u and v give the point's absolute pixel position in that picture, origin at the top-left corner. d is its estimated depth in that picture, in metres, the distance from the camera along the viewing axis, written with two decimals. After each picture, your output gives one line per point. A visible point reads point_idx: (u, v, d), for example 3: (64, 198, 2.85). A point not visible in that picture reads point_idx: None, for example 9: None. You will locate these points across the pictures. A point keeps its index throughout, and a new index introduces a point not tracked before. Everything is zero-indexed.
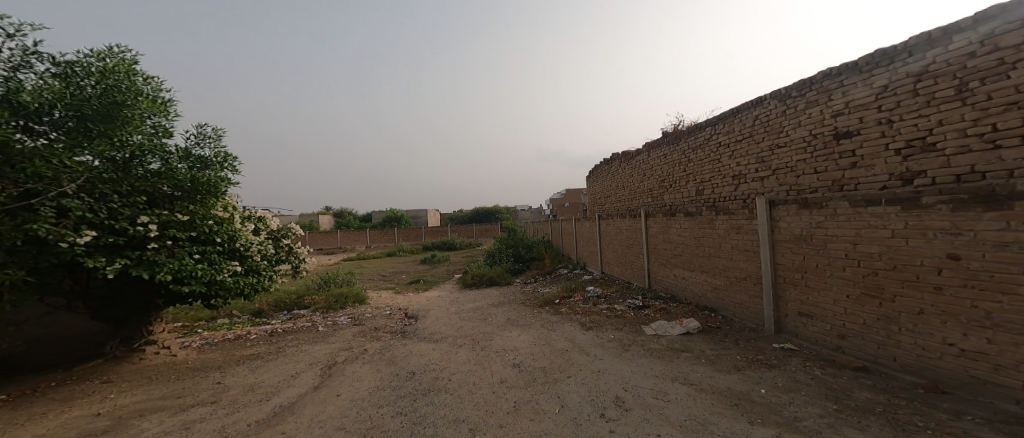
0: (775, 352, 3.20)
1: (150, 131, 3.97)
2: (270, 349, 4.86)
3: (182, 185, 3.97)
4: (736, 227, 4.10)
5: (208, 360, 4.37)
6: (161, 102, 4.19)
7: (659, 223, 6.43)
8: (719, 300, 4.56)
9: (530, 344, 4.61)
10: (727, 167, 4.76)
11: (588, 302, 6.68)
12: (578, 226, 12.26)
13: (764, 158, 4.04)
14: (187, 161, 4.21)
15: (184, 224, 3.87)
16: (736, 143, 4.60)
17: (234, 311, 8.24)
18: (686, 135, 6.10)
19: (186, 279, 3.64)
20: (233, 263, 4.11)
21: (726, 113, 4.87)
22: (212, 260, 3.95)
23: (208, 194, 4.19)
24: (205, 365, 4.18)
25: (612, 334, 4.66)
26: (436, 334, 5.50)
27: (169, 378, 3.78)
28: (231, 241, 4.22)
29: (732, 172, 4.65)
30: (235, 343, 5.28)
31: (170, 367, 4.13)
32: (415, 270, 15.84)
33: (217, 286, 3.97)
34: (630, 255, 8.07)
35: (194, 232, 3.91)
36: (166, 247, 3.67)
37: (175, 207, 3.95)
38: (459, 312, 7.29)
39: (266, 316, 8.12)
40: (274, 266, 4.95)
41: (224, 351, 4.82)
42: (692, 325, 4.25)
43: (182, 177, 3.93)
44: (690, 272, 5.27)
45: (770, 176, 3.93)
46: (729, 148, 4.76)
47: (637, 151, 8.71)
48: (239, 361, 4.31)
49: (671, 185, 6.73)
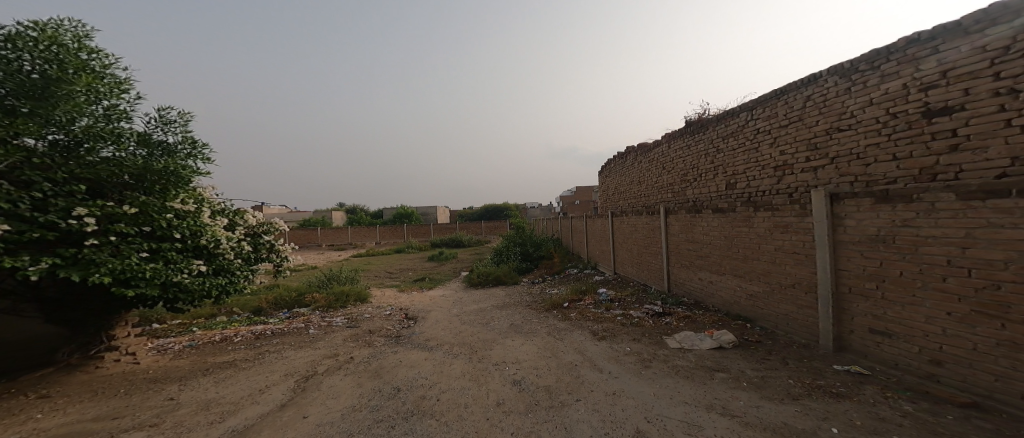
0: (838, 376, 2.58)
1: (100, 113, 3.46)
2: (249, 355, 4.40)
3: (135, 174, 3.48)
4: (783, 225, 3.47)
5: (174, 368, 3.93)
6: (115, 81, 3.65)
7: (681, 221, 5.80)
8: (756, 308, 3.93)
9: (536, 356, 4.05)
10: (767, 157, 4.17)
11: (600, 307, 6.09)
12: (589, 223, 11.63)
13: (818, 145, 3.44)
14: (144, 147, 3.74)
15: (136, 217, 3.34)
16: (779, 129, 4.00)
17: (234, 309, 7.87)
18: (715, 122, 5.48)
19: (133, 281, 3.11)
20: (197, 262, 3.61)
21: (767, 96, 4.25)
22: (168, 258, 3.44)
23: (168, 184, 3.70)
24: (166, 375, 3.73)
25: (631, 346, 4.07)
26: (432, 341, 4.96)
27: (115, 392, 3.31)
28: (195, 237, 3.75)
29: (774, 162, 4.04)
30: (214, 347, 4.83)
31: (135, 376, 3.69)
32: (421, 267, 15.43)
33: (175, 288, 3.43)
34: (646, 255, 7.47)
35: (148, 226, 3.39)
36: (111, 244, 3.15)
37: (126, 197, 3.45)
38: (461, 314, 6.78)
39: (265, 314, 7.73)
40: (250, 265, 4.52)
41: (197, 357, 4.37)
42: (726, 338, 3.61)
43: (135, 163, 3.43)
44: (719, 276, 4.64)
45: (827, 166, 3.33)
46: (770, 135, 4.15)
47: (655, 143, 8.10)
48: (207, 370, 3.85)
49: (695, 179, 6.13)
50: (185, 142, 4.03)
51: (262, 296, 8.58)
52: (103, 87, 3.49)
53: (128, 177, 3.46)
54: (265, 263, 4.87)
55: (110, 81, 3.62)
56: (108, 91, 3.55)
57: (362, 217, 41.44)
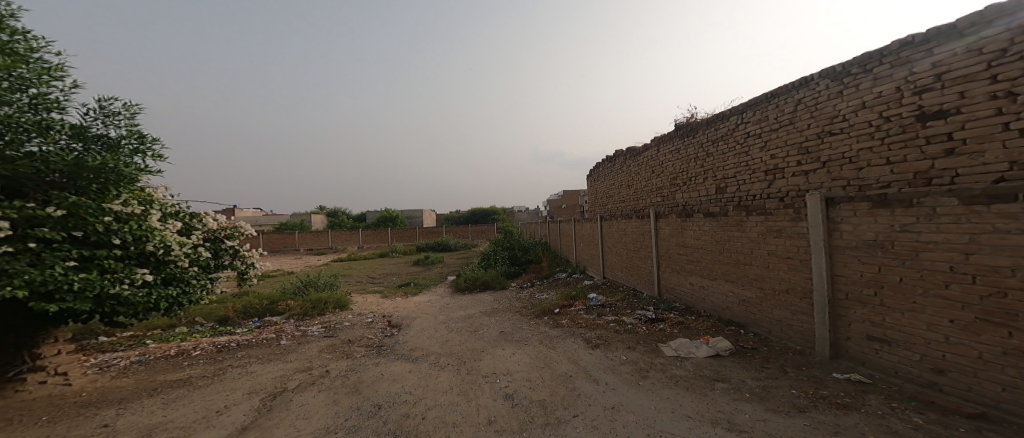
0: (838, 385, 2.52)
1: (25, 102, 3.32)
2: (207, 372, 4.20)
3: (65, 170, 3.34)
4: (776, 230, 3.42)
5: (112, 389, 3.78)
6: (44, 66, 3.48)
7: (672, 225, 5.78)
8: (749, 314, 3.89)
9: (530, 367, 3.92)
10: (758, 161, 4.15)
11: (591, 313, 5.99)
12: (578, 227, 11.56)
13: (808, 149, 3.42)
14: (78, 140, 3.60)
15: (64, 221, 3.20)
16: (769, 133, 3.99)
17: (198, 318, 7.49)
18: (705, 126, 5.47)
19: (60, 294, 3.01)
20: (139, 272, 3.55)
21: (758, 100, 4.24)
22: (104, 266, 3.34)
23: (108, 182, 3.59)
24: (101, 398, 3.58)
25: (627, 355, 4.01)
26: (417, 352, 4.77)
27: (34, 420, 3.11)
28: (138, 243, 3.65)
29: (765, 166, 4.02)
30: (162, 363, 4.59)
31: (61, 401, 3.53)
32: (407, 272, 15.10)
33: (113, 301, 3.39)
34: (636, 259, 7.42)
35: (79, 231, 3.24)
36: (31, 251, 2.97)
37: (51, 197, 3.23)
38: (447, 322, 6.59)
39: (232, 324, 7.37)
40: (207, 273, 4.52)
41: (137, 375, 4.20)
42: (722, 345, 3.55)
43: (63, 159, 3.29)
44: (711, 281, 4.59)
45: (817, 169, 3.31)
46: (761, 138, 4.14)
47: (645, 147, 8.10)
48: (154, 390, 3.71)
49: (684, 183, 6.11)
50: (128, 135, 3.91)
51: (230, 304, 8.21)
52: (29, 74, 3.33)
53: (58, 176, 3.34)
54: (229, 269, 4.98)
55: (40, 67, 3.46)
56: (36, 78, 3.40)
57: (345, 220, 40.55)
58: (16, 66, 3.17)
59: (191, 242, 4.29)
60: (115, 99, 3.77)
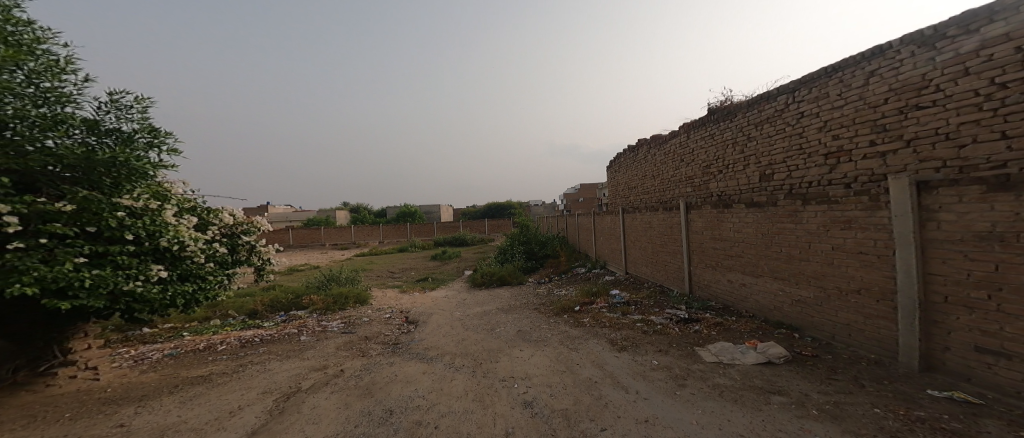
0: (939, 405, 2.09)
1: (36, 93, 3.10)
2: (228, 368, 3.92)
3: (77, 166, 3.13)
4: (844, 220, 3.01)
5: (137, 384, 3.52)
6: (51, 59, 3.30)
7: (707, 217, 5.31)
8: (804, 315, 3.46)
9: (551, 371, 3.54)
10: (819, 143, 3.68)
11: (616, 312, 5.58)
12: (597, 220, 11.09)
13: (888, 127, 2.93)
14: (93, 135, 3.43)
15: (75, 216, 2.96)
16: (835, 111, 3.52)
17: (231, 311, 7.45)
18: (751, 108, 4.99)
19: (72, 291, 2.75)
20: (155, 269, 3.26)
21: (818, 74, 3.76)
22: (118, 263, 3.07)
23: (120, 177, 3.35)
24: (125, 394, 3.28)
25: (658, 358, 3.58)
26: (433, 351, 4.47)
27: (57, 417, 2.85)
28: (153, 238, 3.37)
29: (828, 149, 3.56)
30: (191, 357, 4.42)
31: (86, 396, 3.27)
32: (424, 267, 14.92)
33: (128, 298, 3.13)
34: (662, 254, 6.97)
35: (92, 226, 2.99)
36: (43, 247, 2.77)
37: (64, 192, 3.05)
38: (463, 318, 6.31)
39: (261, 318, 7.29)
40: (223, 269, 4.29)
41: (164, 370, 3.95)
42: (774, 351, 3.09)
43: (75, 152, 3.05)
44: (758, 279, 4.14)
45: (899, 149, 2.81)
46: (823, 117, 3.66)
47: (671, 134, 7.61)
48: (176, 387, 3.41)
49: (721, 171, 5.66)
50: (141, 130, 3.71)
51: (259, 297, 8.18)
52: (35, 66, 3.14)
53: (66, 170, 3.12)
54: (244, 265, 4.75)
55: (47, 60, 3.28)
56: (43, 71, 3.21)
57: (364, 215, 41.01)
58: (23, 57, 3.00)
59: (208, 237, 4.05)
60: (126, 92, 3.62)
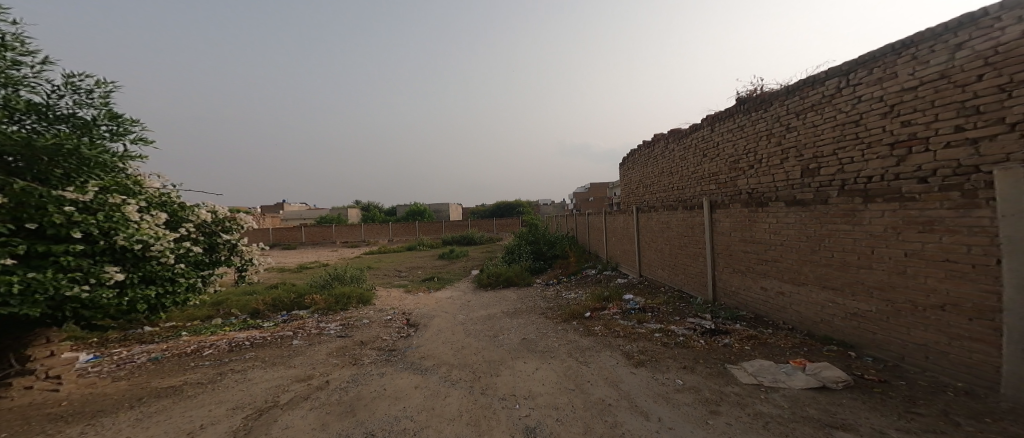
0: None
1: None
2: (206, 377, 3.61)
3: (20, 153, 2.80)
4: (923, 221, 2.70)
5: (102, 396, 3.20)
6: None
7: (736, 217, 4.85)
8: (863, 332, 3.12)
9: (558, 389, 3.11)
10: (886, 130, 3.44)
11: (630, 319, 5.13)
12: (609, 220, 10.58)
13: (983, 108, 2.73)
14: (44, 121, 3.11)
15: (14, 211, 2.63)
16: (907, 92, 3.30)
17: (233, 310, 7.19)
18: (789, 95, 4.68)
19: (1, 298, 2.43)
20: (111, 270, 2.93)
21: (882, 52, 3.54)
22: (62, 264, 2.73)
23: (71, 168, 3.04)
24: (78, 410, 2.96)
25: (682, 377, 3.14)
26: (428, 360, 4.09)
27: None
28: (108, 236, 3.01)
29: (898, 136, 3.33)
30: (173, 363, 4.12)
31: (36, 411, 2.94)
32: (431, 266, 14.55)
33: (74, 305, 2.87)
34: (681, 256, 6.50)
35: (31, 222, 2.65)
36: None
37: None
38: (466, 323, 5.92)
39: (261, 318, 7.03)
40: (196, 271, 4.00)
41: (135, 379, 3.63)
42: (829, 375, 2.63)
43: (14, 137, 2.73)
44: (805, 287, 3.70)
45: (1000, 134, 2.63)
46: (889, 101, 3.44)
47: (689, 127, 7.18)
48: (140, 401, 3.09)
49: (751, 166, 5.33)
50: (104, 117, 3.40)
51: (261, 296, 7.92)
52: None
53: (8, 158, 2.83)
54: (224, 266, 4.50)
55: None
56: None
57: (372, 213, 40.90)
58: None
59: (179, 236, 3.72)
60: (87, 74, 3.29)
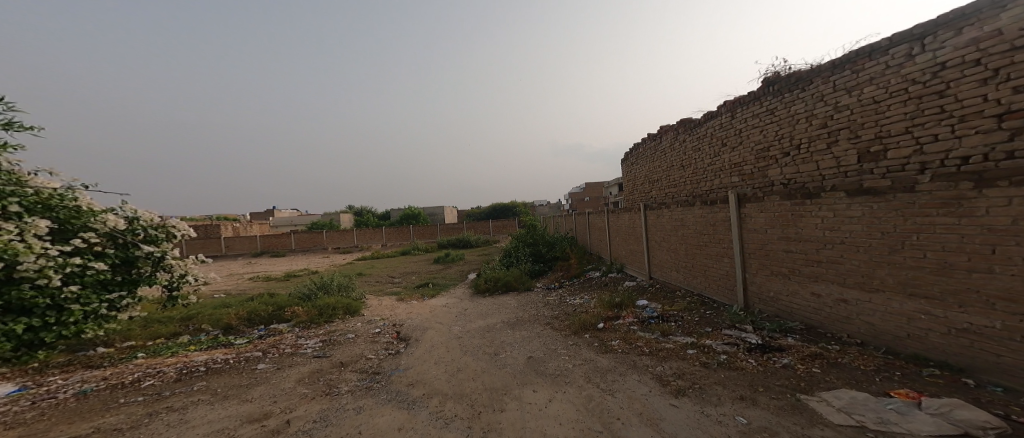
0: None
1: None
2: (128, 421, 2.90)
3: None
4: None
5: None
6: None
7: (774, 211, 4.14)
8: (974, 354, 2.45)
9: (581, 432, 2.41)
10: (988, 99, 2.55)
11: (650, 332, 4.41)
12: (612, 218, 9.85)
13: None
14: None
15: None
16: (1018, 51, 2.42)
17: (205, 326, 6.41)
18: (837, 70, 3.89)
19: None
20: None
21: (976, 7, 2.69)
22: None
23: None
24: None
25: (743, 414, 2.44)
26: (417, 389, 3.35)
27: None
28: None
29: (1007, 106, 2.44)
30: (98, 400, 3.37)
31: None
32: (425, 271, 13.77)
33: None
34: (699, 258, 5.81)
35: None
36: None
37: None
38: (463, 336, 5.18)
39: (237, 334, 6.26)
40: (99, 294, 3.72)
41: (36, 426, 2.87)
42: (966, 417, 1.96)
43: None
44: (881, 295, 2.98)
45: None
46: (991, 65, 2.57)
47: (708, 114, 6.44)
48: None
49: (790, 153, 4.55)
50: None
51: (237, 309, 7.11)
52: None
53: None
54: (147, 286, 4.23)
55: None
56: None
57: (366, 218, 40.07)
58: None
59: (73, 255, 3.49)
60: None
